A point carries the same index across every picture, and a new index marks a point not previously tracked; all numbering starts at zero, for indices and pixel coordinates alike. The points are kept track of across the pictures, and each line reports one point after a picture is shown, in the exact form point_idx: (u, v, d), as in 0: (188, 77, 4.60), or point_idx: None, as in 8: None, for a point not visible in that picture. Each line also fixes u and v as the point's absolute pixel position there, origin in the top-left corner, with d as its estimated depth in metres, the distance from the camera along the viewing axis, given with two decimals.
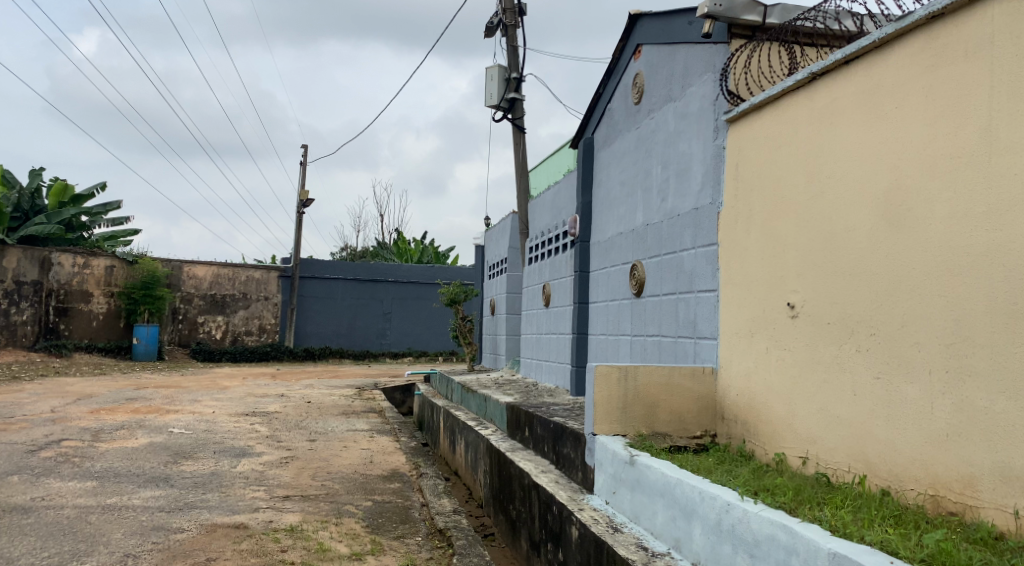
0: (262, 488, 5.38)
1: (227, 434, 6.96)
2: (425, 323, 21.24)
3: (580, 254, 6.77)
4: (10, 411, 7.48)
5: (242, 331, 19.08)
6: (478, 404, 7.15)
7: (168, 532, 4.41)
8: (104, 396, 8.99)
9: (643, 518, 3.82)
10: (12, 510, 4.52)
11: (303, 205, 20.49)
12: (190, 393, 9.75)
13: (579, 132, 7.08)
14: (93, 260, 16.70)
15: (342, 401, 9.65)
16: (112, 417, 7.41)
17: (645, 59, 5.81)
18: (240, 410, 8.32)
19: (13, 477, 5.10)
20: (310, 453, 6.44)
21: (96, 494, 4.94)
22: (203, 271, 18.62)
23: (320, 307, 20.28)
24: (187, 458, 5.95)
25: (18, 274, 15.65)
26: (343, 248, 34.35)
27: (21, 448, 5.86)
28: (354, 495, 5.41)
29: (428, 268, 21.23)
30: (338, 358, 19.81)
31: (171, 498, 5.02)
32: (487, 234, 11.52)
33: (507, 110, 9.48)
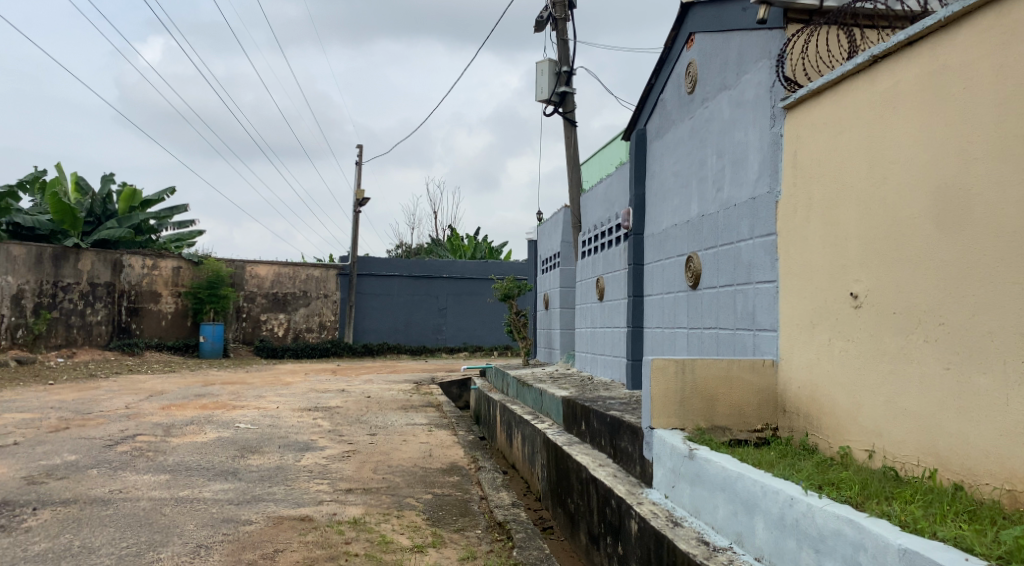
0: (326, 481, 5.51)
1: (291, 428, 7.15)
2: (480, 318, 21.30)
3: (635, 247, 6.71)
4: (87, 408, 7.81)
5: (303, 328, 19.55)
6: (534, 397, 7.17)
7: (237, 524, 4.57)
8: (172, 392, 9.32)
9: (704, 513, 3.78)
10: (93, 502, 4.73)
11: (359, 204, 20.81)
12: (254, 389, 10.03)
13: (631, 123, 6.99)
14: (161, 262, 17.37)
15: (401, 395, 9.79)
16: (181, 413, 7.68)
17: (698, 48, 5.72)
18: (303, 406, 8.51)
19: (92, 470, 5.34)
20: (371, 447, 6.56)
21: (169, 487, 5.14)
22: (265, 270, 19.05)
23: (377, 303, 20.61)
24: (254, 452, 6.14)
25: (93, 277, 16.18)
26: (400, 245, 34.98)
27: (99, 442, 6.13)
28: (414, 488, 5.49)
29: (481, 264, 21.28)
30: (395, 354, 20.12)
31: (240, 490, 5.19)
32: (540, 228, 11.51)
33: (558, 104, 9.45)
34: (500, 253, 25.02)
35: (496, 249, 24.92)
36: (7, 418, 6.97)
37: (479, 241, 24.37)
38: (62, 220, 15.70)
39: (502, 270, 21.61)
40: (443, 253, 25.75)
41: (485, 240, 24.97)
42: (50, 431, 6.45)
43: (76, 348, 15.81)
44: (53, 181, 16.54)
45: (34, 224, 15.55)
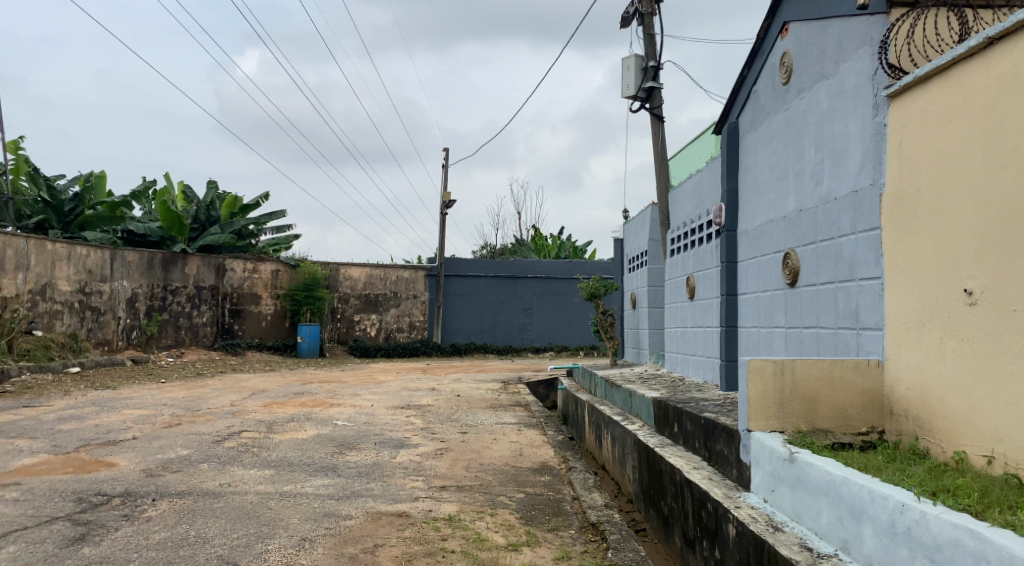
0: (421, 478, 5.62)
1: (386, 426, 7.32)
2: (566, 318, 21.10)
3: (727, 244, 6.55)
4: (197, 405, 8.24)
5: (394, 328, 20.07)
6: (624, 398, 7.10)
7: (338, 518, 4.71)
8: (274, 390, 9.72)
9: (807, 518, 3.65)
10: (205, 494, 4.98)
11: (445, 205, 21.13)
12: (349, 387, 10.35)
13: (722, 117, 6.82)
14: (261, 265, 18.12)
15: (490, 394, 9.90)
16: (282, 410, 7.99)
17: (793, 37, 5.54)
18: (395, 404, 8.71)
19: (203, 464, 5.63)
20: (463, 445, 6.65)
21: (274, 482, 5.35)
22: (358, 272, 19.65)
23: (464, 303, 20.82)
24: (352, 449, 6.32)
25: (199, 280, 17.09)
26: (484, 245, 35.37)
27: (208, 438, 6.45)
28: (507, 487, 5.53)
29: (566, 263, 21.16)
30: (483, 353, 20.33)
31: (339, 486, 5.35)
32: (626, 227, 11.39)
33: (645, 99, 9.31)
34: (585, 251, 24.89)
35: (580, 248, 24.81)
36: (126, 414, 7.43)
37: (563, 240, 24.34)
38: (170, 227, 16.59)
39: (588, 269, 21.43)
40: (528, 254, 25.82)
41: (569, 240, 24.88)
42: (164, 427, 6.83)
43: (185, 347, 16.77)
44: (162, 190, 17.54)
45: (145, 231, 16.59)
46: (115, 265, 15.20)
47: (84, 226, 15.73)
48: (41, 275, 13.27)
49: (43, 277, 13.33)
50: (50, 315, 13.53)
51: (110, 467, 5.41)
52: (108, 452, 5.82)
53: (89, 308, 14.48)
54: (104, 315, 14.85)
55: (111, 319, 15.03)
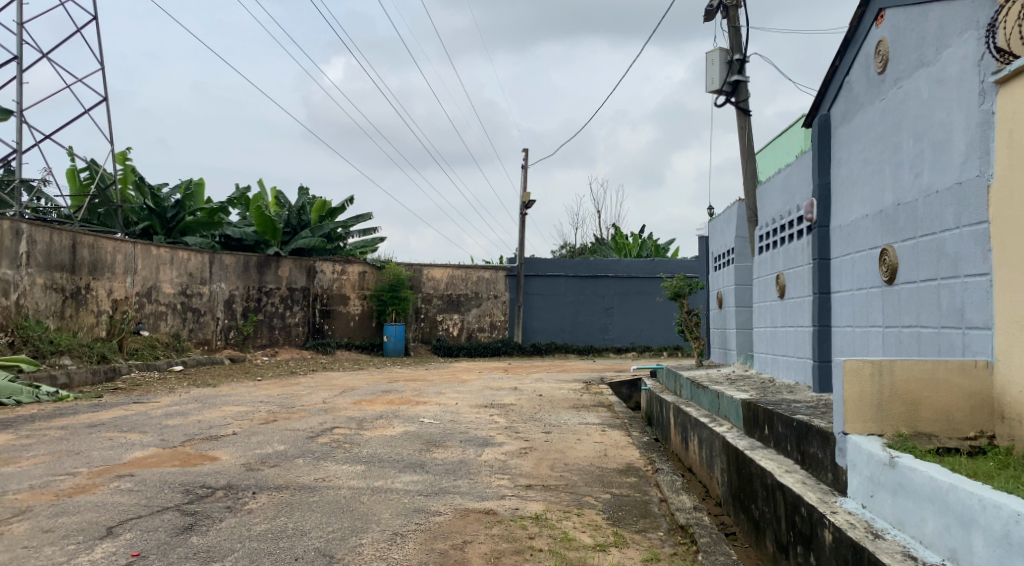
0: (507, 477, 5.67)
1: (471, 424, 7.42)
2: (649, 318, 20.69)
3: (819, 241, 6.34)
4: (291, 402, 8.55)
5: (476, 328, 20.34)
6: (711, 400, 6.96)
7: (428, 514, 4.81)
8: (363, 388, 9.98)
9: (910, 525, 3.50)
10: (301, 488, 5.17)
11: (525, 206, 21.20)
12: (435, 386, 10.53)
13: (813, 109, 6.60)
14: (349, 267, 18.63)
15: (572, 394, 9.90)
16: (371, 408, 8.21)
17: (889, 24, 5.31)
18: (479, 403, 8.82)
19: (299, 459, 5.85)
20: (547, 445, 6.67)
21: (365, 477, 5.51)
22: (440, 273, 20.07)
23: (544, 303, 20.83)
24: (438, 446, 6.44)
25: (291, 282, 17.72)
26: (563, 245, 35.38)
27: (302, 434, 6.69)
28: (593, 487, 5.52)
29: (649, 262, 20.79)
30: (563, 353, 20.31)
31: (428, 483, 5.46)
32: (711, 225, 11.16)
33: (730, 94, 9.13)
34: (667, 250, 24.50)
35: (662, 247, 24.45)
36: (226, 410, 7.79)
37: (645, 239, 24.07)
38: (264, 232, 17.25)
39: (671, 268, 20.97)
40: (608, 253, 25.64)
41: (651, 238, 24.55)
42: (262, 423, 7.13)
43: (278, 346, 17.45)
44: (257, 196, 18.27)
45: (241, 236, 17.32)
46: (214, 269, 15.96)
47: (185, 232, 16.58)
48: (146, 278, 14.08)
49: (148, 280, 14.15)
50: (156, 316, 14.35)
51: (214, 461, 5.69)
52: (211, 446, 6.12)
53: (190, 309, 15.27)
54: (204, 316, 15.64)
55: (210, 320, 15.81)
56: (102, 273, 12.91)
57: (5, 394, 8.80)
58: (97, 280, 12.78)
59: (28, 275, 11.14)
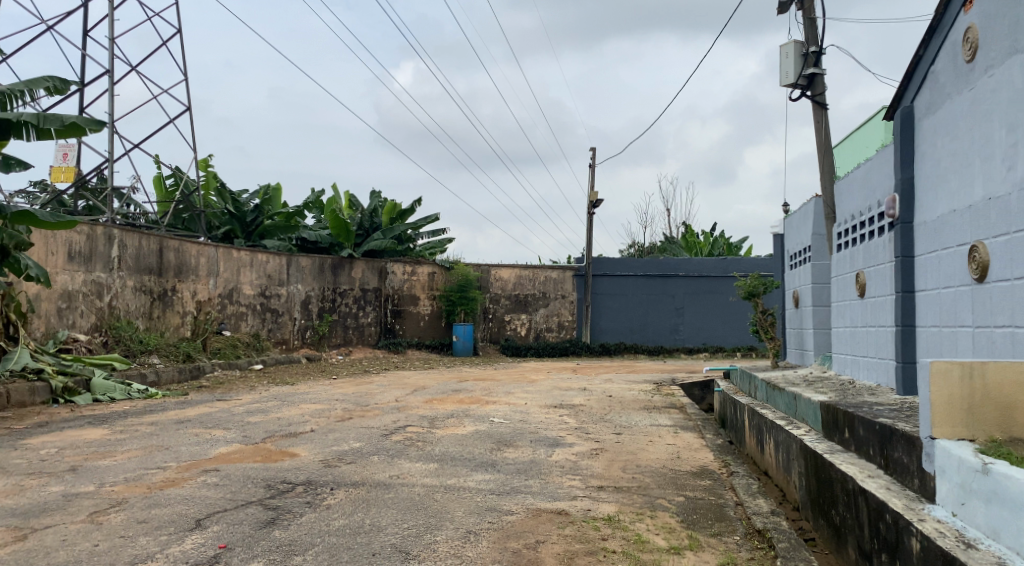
0: (578, 477, 5.66)
1: (541, 424, 7.44)
2: (721, 318, 20.28)
3: (902, 238, 6.10)
4: (365, 400, 8.75)
5: (543, 328, 20.38)
6: (788, 402, 6.78)
7: (500, 513, 4.84)
8: (433, 387, 10.12)
9: (1005, 535, 3.33)
10: (377, 485, 5.28)
11: (593, 205, 21.09)
12: (504, 385, 10.59)
13: (895, 101, 6.35)
14: (419, 268, 18.91)
15: (643, 395, 9.80)
16: (442, 407, 8.32)
17: (979, 10, 5.06)
18: (549, 402, 8.83)
19: (374, 456, 5.98)
20: (619, 446, 6.62)
21: (438, 475, 5.59)
22: (508, 273, 20.20)
23: (613, 303, 20.68)
24: (509, 446, 6.47)
25: (364, 283, 18.14)
26: (631, 244, 35.08)
27: (377, 432, 6.83)
28: (666, 490, 5.46)
29: (721, 260, 20.40)
30: (633, 353, 20.12)
31: (500, 482, 5.50)
32: (787, 222, 10.87)
33: (805, 87, 8.92)
34: (739, 247, 23.99)
35: (734, 245, 23.94)
36: (303, 408, 8.02)
37: (716, 237, 23.64)
38: (338, 234, 17.68)
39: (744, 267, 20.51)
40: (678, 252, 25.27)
41: (722, 236, 24.09)
42: (337, 420, 7.32)
43: (352, 346, 17.86)
44: (331, 200, 18.75)
45: (316, 238, 17.81)
46: (291, 270, 16.45)
47: (263, 235, 17.15)
48: (228, 280, 14.64)
49: (230, 282, 14.70)
50: (237, 317, 14.90)
51: (293, 457, 5.86)
52: (291, 443, 6.31)
53: (269, 310, 15.78)
54: (282, 316, 16.14)
55: (288, 320, 16.31)
56: (187, 275, 13.47)
57: (100, 391, 9.29)
58: (183, 282, 13.35)
59: (120, 277, 11.75)
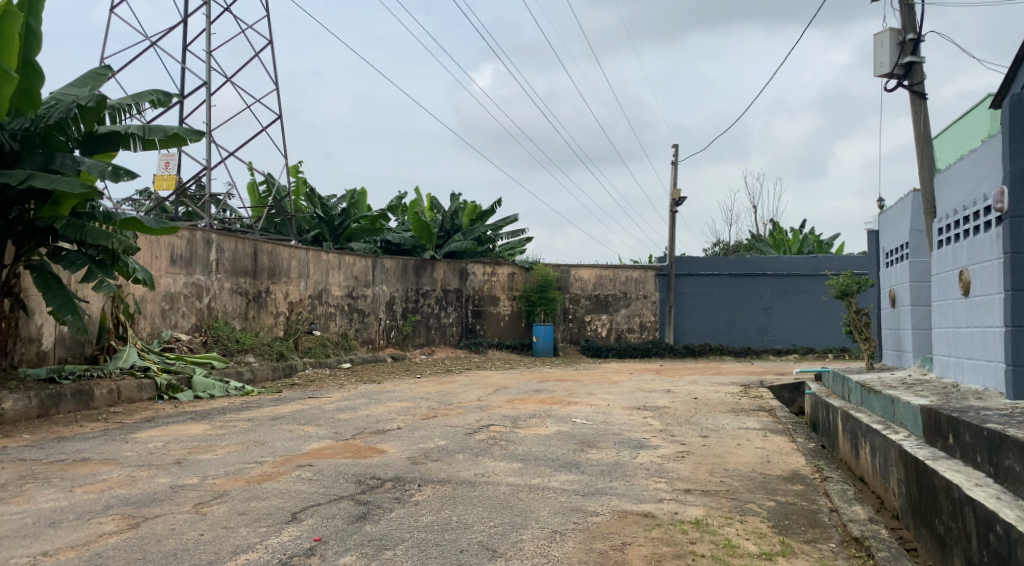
0: (664, 480, 5.58)
1: (625, 426, 7.38)
2: (811, 318, 19.61)
3: (1012, 233, 5.73)
4: (449, 399, 8.87)
5: (625, 328, 20.19)
6: (885, 405, 6.50)
7: (586, 514, 4.83)
8: (515, 387, 10.18)
9: None
10: (463, 483, 5.35)
11: (675, 204, 20.75)
12: (586, 386, 10.54)
13: (1004, 87, 5.97)
14: (499, 268, 19.07)
15: (729, 397, 9.58)
16: (524, 407, 8.36)
17: None
18: (632, 404, 8.74)
19: (459, 455, 6.07)
20: (706, 449, 6.49)
21: (522, 475, 5.61)
22: (588, 273, 20.15)
23: (697, 303, 20.30)
24: (593, 447, 6.45)
25: (446, 283, 18.43)
26: (716, 243, 34.35)
27: (461, 431, 6.92)
28: (756, 494, 5.31)
29: (811, 258, 19.72)
30: (719, 355, 19.66)
31: (584, 482, 5.48)
32: (882, 218, 10.41)
33: (903, 76, 8.50)
34: (831, 245, 23.12)
35: (825, 242, 23.09)
36: (389, 406, 8.21)
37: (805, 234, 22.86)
38: (421, 236, 18.01)
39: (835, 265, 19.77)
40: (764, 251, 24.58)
41: (812, 233, 23.27)
42: (423, 419, 7.46)
43: (435, 345, 18.18)
44: (413, 203, 19.12)
45: (400, 241, 18.19)
46: (376, 272, 16.87)
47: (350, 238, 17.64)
48: (317, 282, 15.13)
49: (319, 284, 15.19)
50: (326, 317, 15.37)
51: (382, 454, 6.01)
52: (379, 440, 6.47)
53: (356, 310, 16.23)
54: (369, 316, 16.57)
55: (374, 320, 16.73)
56: (280, 277, 14.01)
57: (200, 388, 9.77)
58: (276, 284, 13.89)
59: (218, 279, 12.33)
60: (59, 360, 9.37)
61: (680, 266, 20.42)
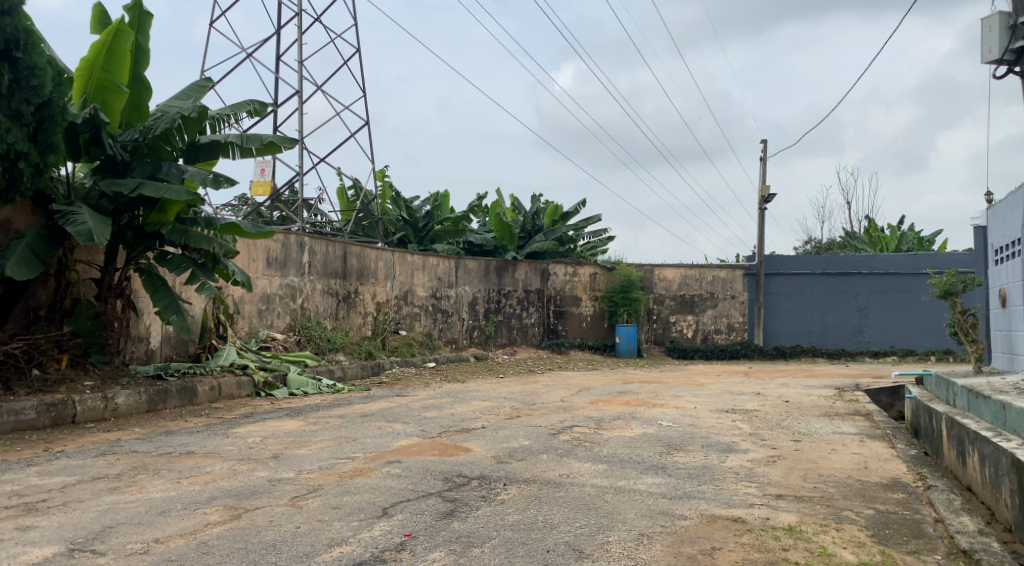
0: (754, 485, 5.43)
1: (712, 429, 7.22)
2: (911, 319, 18.68)
3: None
4: (533, 399, 8.91)
5: (711, 329, 19.75)
6: (995, 410, 6.12)
7: (673, 517, 4.75)
8: (599, 389, 10.12)
9: None
10: (548, 483, 5.36)
11: (764, 201, 20.16)
12: (671, 389, 10.37)
13: None
14: (580, 268, 19.02)
15: (823, 401, 9.23)
16: (609, 408, 8.31)
17: None
18: (720, 407, 8.54)
19: (544, 455, 6.08)
20: (798, 454, 6.29)
21: (608, 476, 5.58)
22: (672, 273, 19.84)
23: (788, 303, 19.71)
24: (680, 450, 6.34)
25: (528, 284, 18.52)
26: (807, 241, 33.22)
27: (545, 431, 6.93)
28: (853, 501, 5.10)
29: (911, 256, 18.78)
30: (812, 357, 18.94)
31: (672, 486, 5.40)
32: (990, 213, 9.82)
33: (1013, 62, 7.99)
34: (932, 242, 21.96)
35: (926, 239, 21.96)
36: (474, 405, 8.32)
37: (905, 231, 21.79)
38: (502, 237, 18.13)
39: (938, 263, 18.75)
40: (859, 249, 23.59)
41: (911, 230, 22.16)
42: (508, 418, 7.52)
43: (518, 346, 18.30)
44: (495, 204, 19.30)
45: (482, 241, 18.36)
46: (459, 272, 17.13)
47: (434, 240, 17.96)
48: (403, 283, 15.48)
49: (405, 284, 15.53)
50: (412, 317, 15.70)
51: (468, 452, 6.09)
52: (465, 438, 6.56)
53: (440, 310, 16.51)
54: (452, 317, 16.84)
55: (457, 320, 16.98)
56: (368, 279, 14.40)
57: (295, 385, 10.15)
58: (364, 285, 14.29)
59: (310, 281, 12.78)
60: (165, 357, 9.95)
61: (769, 265, 19.89)
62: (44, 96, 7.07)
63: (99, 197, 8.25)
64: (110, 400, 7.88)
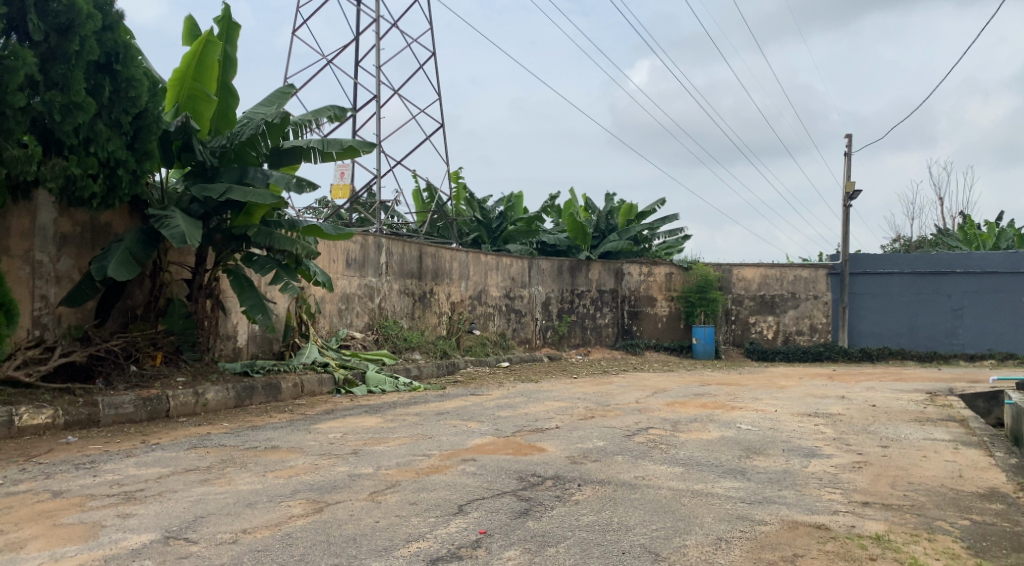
0: (839, 491, 5.24)
1: (794, 433, 7.00)
2: (1011, 321, 17.68)
3: None
4: (608, 400, 8.85)
5: (793, 330, 19.19)
6: None
7: (753, 522, 4.63)
8: (676, 390, 9.96)
9: None
10: (623, 484, 5.32)
11: (848, 198, 19.41)
12: (751, 391, 10.11)
13: None
14: (655, 268, 18.73)
15: (913, 405, 8.82)
16: (686, 410, 8.18)
17: None
18: (803, 410, 8.27)
19: (619, 457, 6.03)
20: (886, 460, 6.03)
21: (684, 479, 5.49)
22: (751, 273, 19.37)
23: (876, 304, 18.80)
24: (760, 454, 6.18)
25: (601, 284, 18.41)
26: (895, 239, 31.83)
27: (621, 432, 6.88)
28: (946, 511, 4.86)
29: (1009, 255, 17.76)
30: (900, 360, 18.18)
31: (751, 490, 5.27)
32: None
33: None
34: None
35: None
36: (549, 405, 8.33)
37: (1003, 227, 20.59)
38: (575, 236, 17.94)
39: None
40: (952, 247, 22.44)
41: (1010, 226, 20.92)
42: (582, 419, 7.49)
43: (592, 346, 18.23)
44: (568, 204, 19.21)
45: (555, 242, 18.34)
46: (533, 273, 17.18)
47: (508, 240, 18.07)
48: (477, 283, 15.63)
49: (479, 285, 15.68)
50: (485, 317, 15.85)
51: (543, 452, 6.11)
52: (540, 438, 6.58)
53: (513, 310, 16.62)
54: (525, 316, 16.92)
55: (531, 320, 17.04)
56: (443, 279, 14.61)
57: (373, 383, 10.38)
58: (439, 285, 14.50)
59: (387, 281, 13.06)
60: (252, 355, 10.35)
61: (853, 263, 19.03)
62: (141, 106, 7.50)
63: (190, 201, 8.66)
64: (200, 396, 8.25)
